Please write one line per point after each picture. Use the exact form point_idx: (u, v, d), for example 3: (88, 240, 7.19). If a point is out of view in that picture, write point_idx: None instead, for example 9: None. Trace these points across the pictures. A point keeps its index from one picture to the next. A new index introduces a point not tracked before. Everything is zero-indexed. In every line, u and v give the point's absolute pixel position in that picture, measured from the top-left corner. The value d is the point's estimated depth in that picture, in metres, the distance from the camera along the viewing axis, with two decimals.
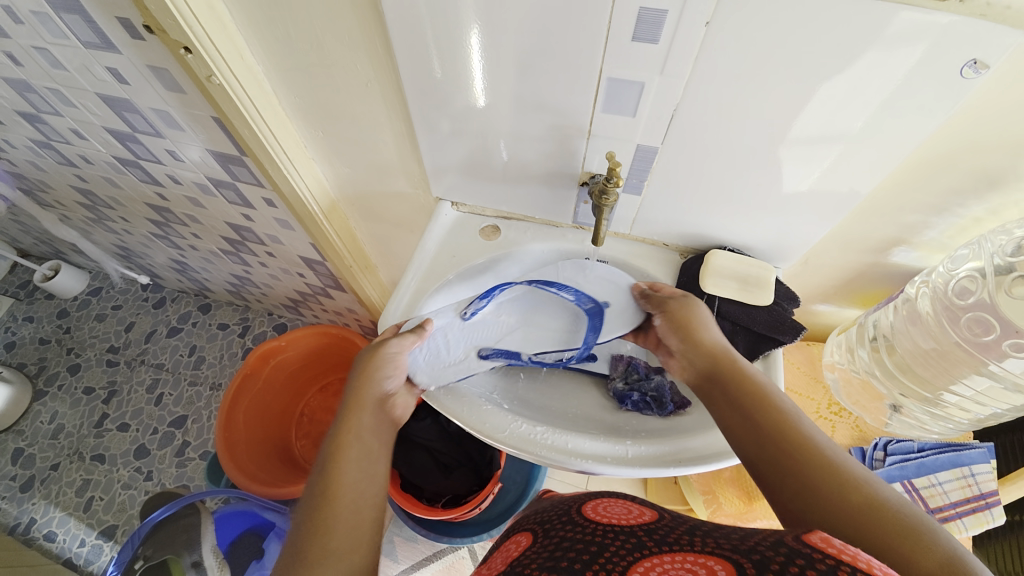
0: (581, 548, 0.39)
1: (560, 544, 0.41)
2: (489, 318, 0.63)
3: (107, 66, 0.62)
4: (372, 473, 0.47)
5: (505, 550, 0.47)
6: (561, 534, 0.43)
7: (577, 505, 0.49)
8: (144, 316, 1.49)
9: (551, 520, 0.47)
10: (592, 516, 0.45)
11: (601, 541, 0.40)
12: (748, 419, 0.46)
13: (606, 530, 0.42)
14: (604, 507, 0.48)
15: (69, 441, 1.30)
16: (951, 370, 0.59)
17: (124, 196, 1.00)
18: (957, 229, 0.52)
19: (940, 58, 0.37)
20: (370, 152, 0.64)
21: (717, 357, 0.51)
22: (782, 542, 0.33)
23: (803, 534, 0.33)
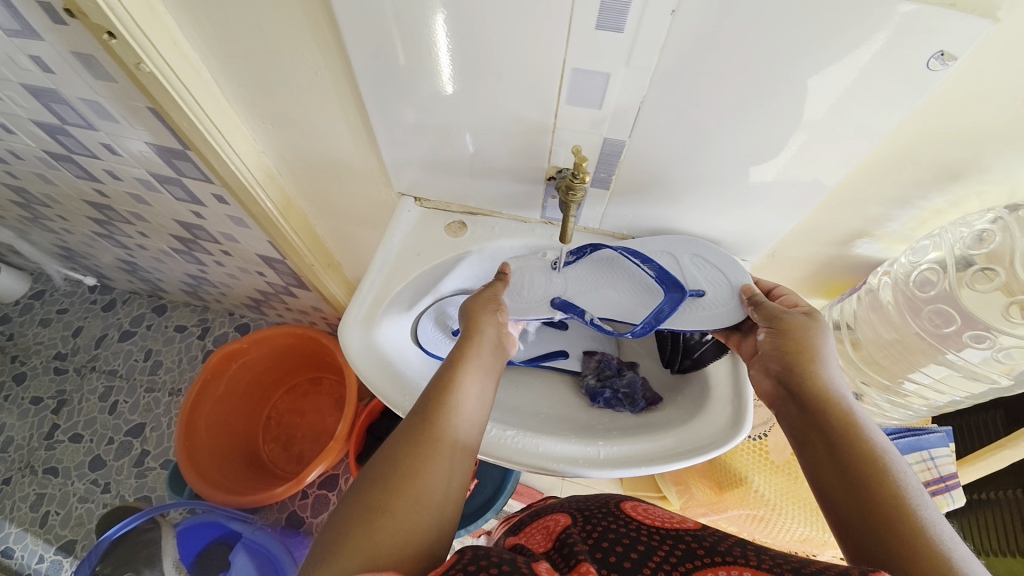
0: (629, 545, 0.40)
1: (606, 536, 0.41)
2: (579, 276, 0.63)
3: (27, 53, 0.56)
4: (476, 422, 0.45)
5: (543, 526, 0.47)
6: (604, 526, 0.43)
7: (616, 499, 0.49)
8: (94, 320, 1.40)
9: (591, 509, 0.47)
10: (636, 515, 0.45)
11: (648, 542, 0.40)
12: (845, 472, 0.40)
13: (651, 531, 0.42)
14: (643, 508, 0.47)
15: (17, 455, 1.22)
16: (910, 359, 0.61)
17: (60, 193, 0.92)
18: (918, 221, 0.53)
19: (900, 50, 0.36)
20: (325, 145, 0.60)
21: (820, 396, 0.44)
22: (846, 570, 0.32)
23: (871, 568, 0.31)
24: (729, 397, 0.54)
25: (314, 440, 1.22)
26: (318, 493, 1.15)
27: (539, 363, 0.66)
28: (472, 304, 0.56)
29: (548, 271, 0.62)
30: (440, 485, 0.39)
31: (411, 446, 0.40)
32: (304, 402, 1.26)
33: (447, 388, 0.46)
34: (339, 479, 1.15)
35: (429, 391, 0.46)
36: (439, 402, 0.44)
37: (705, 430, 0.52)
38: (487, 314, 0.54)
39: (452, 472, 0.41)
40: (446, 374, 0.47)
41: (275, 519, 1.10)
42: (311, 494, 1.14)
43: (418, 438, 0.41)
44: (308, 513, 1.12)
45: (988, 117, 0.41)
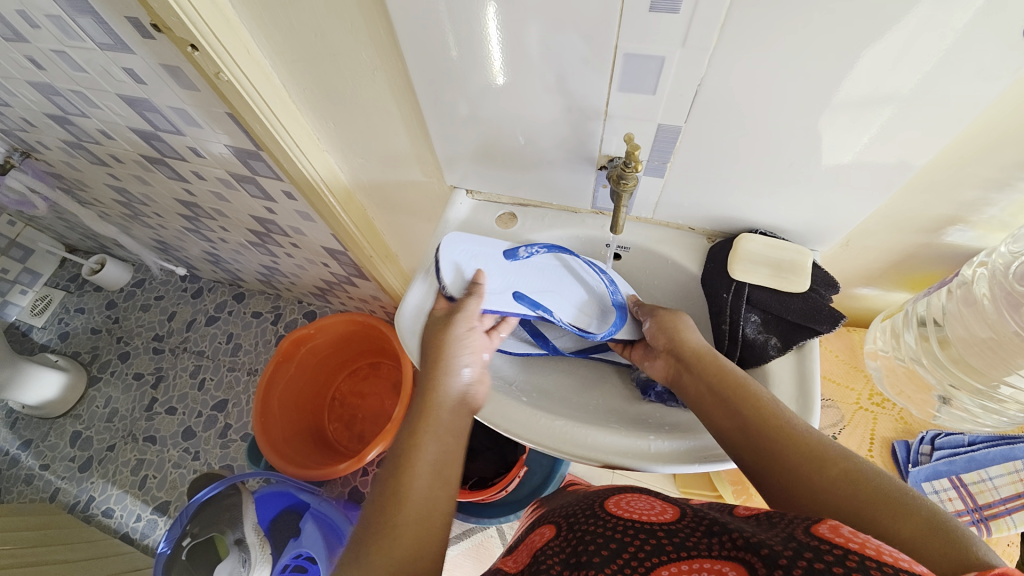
0: (602, 543, 0.39)
1: (582, 538, 0.41)
2: (539, 269, 0.61)
3: (124, 67, 0.63)
4: (426, 522, 0.45)
5: (530, 542, 0.47)
6: (583, 528, 0.42)
7: (600, 499, 0.48)
8: (184, 305, 1.56)
9: (576, 513, 0.46)
10: (614, 510, 0.44)
11: (622, 538, 0.39)
12: (736, 422, 0.46)
13: (625, 526, 0.41)
14: (627, 502, 0.46)
15: (122, 424, 1.39)
16: (1008, 361, 0.52)
17: (154, 192, 1.03)
18: (1020, 206, 0.47)
19: (993, 13, 0.33)
20: (382, 142, 0.63)
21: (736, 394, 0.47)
22: (790, 534, 0.32)
23: (813, 525, 0.32)
24: (793, 405, 0.51)
25: (374, 421, 1.29)
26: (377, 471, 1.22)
27: (588, 355, 0.64)
28: (423, 372, 0.54)
29: (502, 261, 0.60)
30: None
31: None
32: (364, 385, 1.33)
33: (396, 497, 0.46)
34: None
35: (379, 504, 0.46)
36: (386, 517, 0.44)
37: None
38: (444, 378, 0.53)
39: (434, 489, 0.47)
40: (393, 481, 0.47)
41: (339, 492, 1.19)
42: (371, 471, 1.22)
43: (365, 563, 0.42)
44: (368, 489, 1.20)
45: None
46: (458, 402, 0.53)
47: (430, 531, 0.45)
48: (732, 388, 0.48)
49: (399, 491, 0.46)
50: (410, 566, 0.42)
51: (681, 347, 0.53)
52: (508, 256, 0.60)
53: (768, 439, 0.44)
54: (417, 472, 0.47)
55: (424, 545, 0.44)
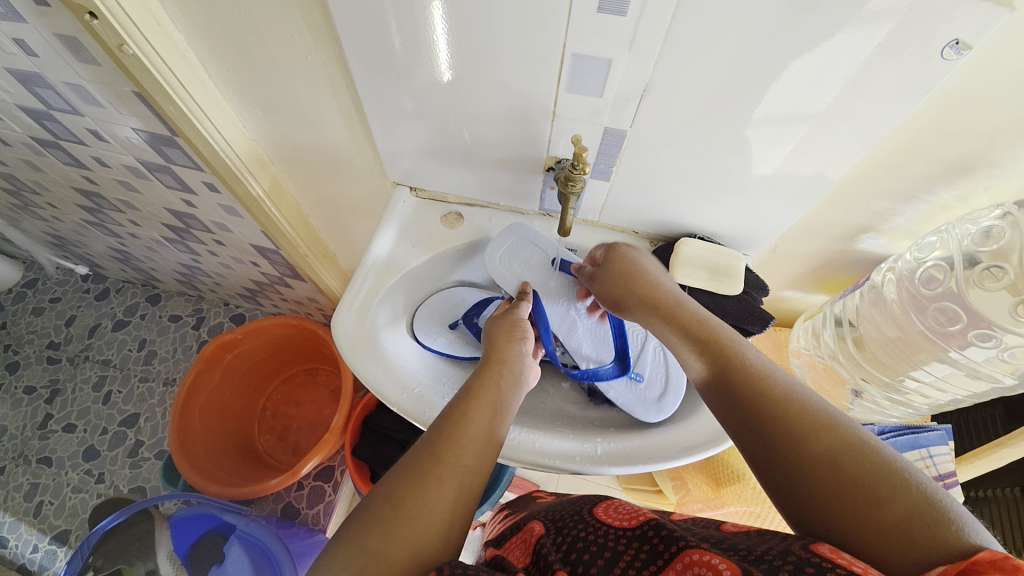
0: (595, 552, 0.39)
1: (574, 545, 0.41)
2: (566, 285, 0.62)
3: (11, 37, 0.54)
4: (489, 448, 0.42)
5: (521, 539, 0.46)
6: (574, 534, 0.42)
7: (589, 506, 0.47)
8: (87, 309, 1.38)
9: (564, 518, 0.46)
10: (602, 517, 0.44)
11: (613, 546, 0.39)
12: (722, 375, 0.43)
13: (613, 533, 0.41)
14: (615, 508, 0.45)
15: (11, 445, 1.21)
16: (912, 356, 0.58)
17: (47, 179, 0.90)
18: (923, 216, 0.52)
19: (898, 44, 0.36)
20: (318, 133, 0.58)
21: (739, 371, 0.43)
22: (787, 548, 0.32)
23: (812, 543, 0.33)
24: None
25: (310, 431, 1.21)
26: (314, 484, 1.15)
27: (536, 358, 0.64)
28: (500, 329, 0.54)
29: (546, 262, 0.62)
30: (447, 511, 0.37)
31: (419, 473, 0.39)
32: (300, 393, 1.25)
33: (466, 412, 0.44)
34: (335, 470, 1.16)
35: (445, 416, 0.44)
36: (452, 430, 0.42)
37: (701, 428, 0.52)
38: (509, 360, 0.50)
39: (478, 460, 0.41)
40: (465, 400, 0.45)
41: (270, 510, 1.11)
42: (308, 485, 1.15)
43: (433, 461, 0.39)
44: (304, 505, 1.13)
45: (999, 106, 0.40)
46: (515, 382, 0.49)
47: (492, 455, 0.42)
48: (731, 363, 0.43)
49: (468, 410, 0.44)
50: (472, 477, 0.40)
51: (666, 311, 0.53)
52: (562, 264, 0.61)
53: (760, 396, 0.40)
54: (490, 402, 0.46)
55: (474, 478, 0.40)
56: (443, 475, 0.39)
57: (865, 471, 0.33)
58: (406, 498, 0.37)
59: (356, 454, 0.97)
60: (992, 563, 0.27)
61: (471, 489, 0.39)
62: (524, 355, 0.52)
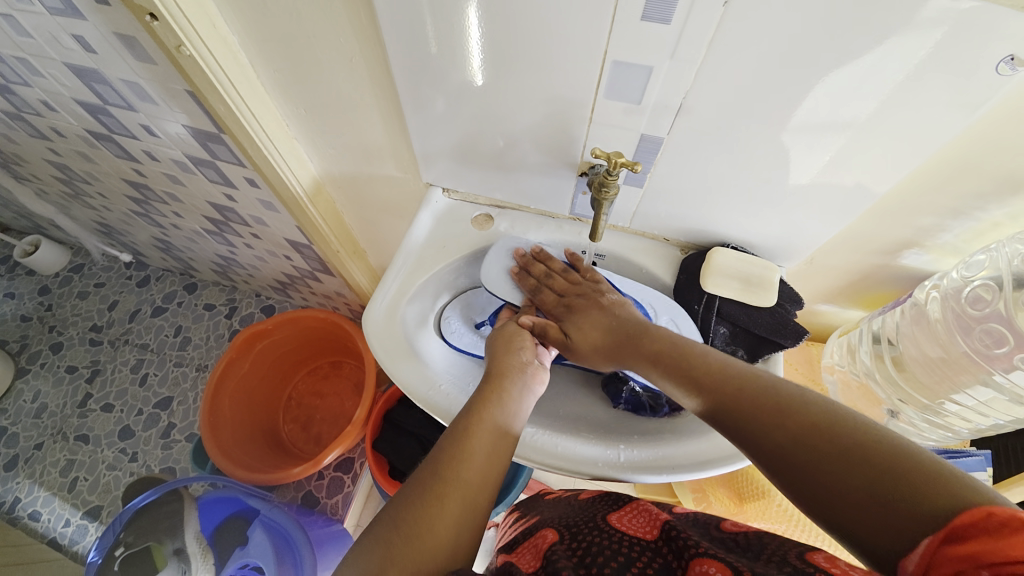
0: (611, 556, 0.40)
1: (589, 549, 0.41)
2: None
3: (74, 34, 0.57)
4: (493, 470, 0.44)
5: (532, 544, 0.47)
6: (588, 538, 0.43)
7: (602, 511, 0.49)
8: (128, 295, 1.45)
9: (578, 524, 0.47)
10: (616, 524, 0.45)
11: (629, 553, 0.40)
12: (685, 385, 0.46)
13: (631, 542, 0.42)
14: (628, 517, 0.46)
15: (52, 421, 1.27)
16: (954, 378, 0.55)
17: (100, 171, 0.95)
18: (973, 233, 0.50)
19: (956, 55, 0.35)
20: (357, 133, 0.60)
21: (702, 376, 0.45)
22: (784, 560, 0.33)
23: (809, 553, 0.33)
24: None
25: (332, 423, 1.24)
26: (334, 474, 1.18)
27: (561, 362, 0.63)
28: (502, 342, 0.55)
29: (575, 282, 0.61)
30: (454, 533, 0.39)
31: (427, 496, 0.40)
32: (324, 386, 1.28)
33: (469, 429, 0.45)
34: (354, 462, 1.18)
35: (451, 432, 0.46)
36: (456, 451, 0.43)
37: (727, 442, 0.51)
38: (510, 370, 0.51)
39: (483, 481, 0.43)
40: (468, 418, 0.46)
41: (292, 497, 1.14)
42: (328, 475, 1.18)
43: (436, 479, 0.41)
44: (323, 494, 1.15)
45: None
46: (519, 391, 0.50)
47: (496, 479, 0.44)
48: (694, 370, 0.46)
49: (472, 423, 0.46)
50: (476, 501, 0.42)
51: (637, 326, 0.53)
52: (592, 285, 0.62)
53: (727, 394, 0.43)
54: (494, 415, 0.47)
55: (479, 500, 0.42)
56: (448, 499, 0.40)
57: (835, 438, 0.35)
58: (412, 519, 0.39)
59: (376, 448, 0.99)
60: (977, 524, 0.27)
61: (477, 510, 0.41)
62: (527, 368, 0.52)
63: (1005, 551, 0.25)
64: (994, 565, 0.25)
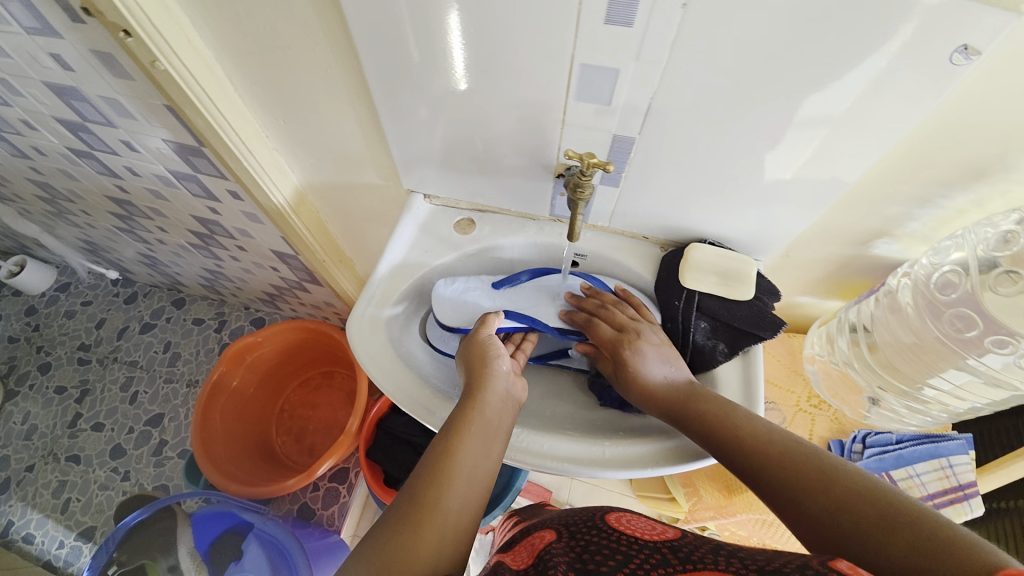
0: (609, 554, 0.40)
1: (587, 547, 0.42)
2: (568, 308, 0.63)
3: (49, 52, 0.57)
4: (473, 496, 0.43)
5: (529, 543, 0.47)
6: (587, 538, 0.43)
7: (601, 512, 0.49)
8: (116, 312, 1.44)
9: (577, 524, 0.47)
10: (616, 525, 0.46)
11: (627, 551, 0.40)
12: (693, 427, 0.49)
13: (631, 541, 0.42)
14: (628, 519, 0.47)
15: (42, 442, 1.26)
16: (929, 364, 0.57)
17: (83, 189, 0.95)
18: (939, 221, 0.51)
19: (907, 49, 0.36)
20: (336, 142, 0.60)
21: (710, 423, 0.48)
22: (805, 562, 0.34)
23: (830, 560, 0.33)
24: None
25: (325, 433, 1.24)
26: (329, 485, 1.17)
27: (546, 360, 0.65)
28: (473, 351, 0.54)
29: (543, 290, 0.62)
30: (434, 566, 0.38)
31: (405, 529, 0.40)
32: (316, 396, 1.28)
33: (449, 450, 0.45)
34: (350, 472, 1.18)
35: (432, 454, 0.45)
36: (434, 479, 0.43)
37: None
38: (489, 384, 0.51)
39: (466, 504, 0.43)
40: (445, 443, 0.45)
41: (288, 510, 1.13)
42: (323, 486, 1.17)
43: (418, 506, 0.41)
44: (320, 506, 1.15)
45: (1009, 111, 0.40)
46: (498, 404, 0.50)
47: (476, 505, 0.44)
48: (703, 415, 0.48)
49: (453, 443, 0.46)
50: (456, 530, 0.41)
51: (688, 386, 0.51)
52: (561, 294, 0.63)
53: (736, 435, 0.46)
54: (474, 433, 0.47)
55: (465, 522, 0.42)
56: (426, 531, 0.40)
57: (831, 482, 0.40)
58: (397, 550, 0.38)
59: (370, 457, 0.99)
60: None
61: (464, 532, 0.41)
62: (504, 383, 0.52)
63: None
64: None
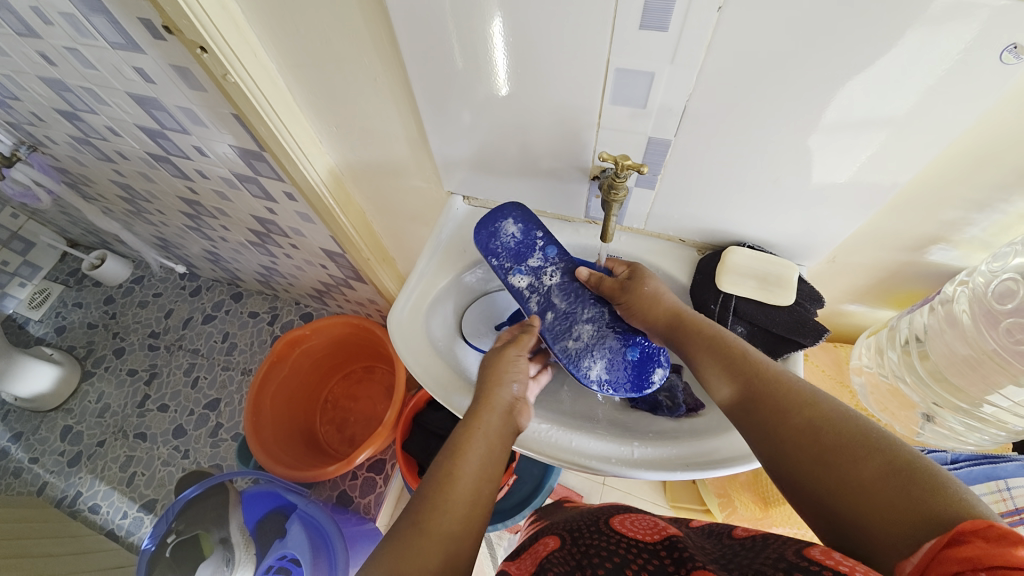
0: (607, 556, 0.42)
1: (587, 551, 0.43)
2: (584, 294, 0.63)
3: (134, 66, 0.64)
4: (477, 509, 0.44)
5: (533, 551, 0.48)
6: (588, 542, 0.45)
7: (605, 516, 0.51)
8: (182, 303, 1.56)
9: (580, 529, 0.49)
10: (618, 528, 0.47)
11: (624, 553, 0.42)
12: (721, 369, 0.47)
13: (630, 543, 0.43)
14: (631, 520, 0.48)
15: (114, 420, 1.39)
16: (987, 378, 0.54)
17: (158, 190, 1.05)
18: (1001, 227, 0.48)
19: (956, 46, 0.34)
20: (382, 145, 0.64)
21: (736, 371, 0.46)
22: (781, 556, 0.34)
23: (805, 548, 0.34)
24: None
25: (365, 424, 1.29)
26: (367, 475, 1.22)
27: None
28: (488, 369, 0.54)
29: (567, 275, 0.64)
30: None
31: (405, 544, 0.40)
32: (358, 389, 1.34)
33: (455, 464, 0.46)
34: (387, 463, 1.23)
35: (438, 468, 0.46)
36: (438, 496, 0.43)
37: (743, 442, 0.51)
38: (498, 399, 0.51)
39: (473, 512, 0.44)
40: (445, 462, 0.46)
41: (328, 495, 1.19)
42: (361, 475, 1.22)
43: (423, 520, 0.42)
44: (357, 494, 1.20)
45: None
46: (505, 418, 0.51)
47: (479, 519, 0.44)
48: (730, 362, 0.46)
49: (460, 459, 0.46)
50: (459, 541, 0.42)
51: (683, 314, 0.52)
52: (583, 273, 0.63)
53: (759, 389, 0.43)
54: (482, 447, 0.47)
55: (472, 528, 0.43)
56: (427, 543, 0.40)
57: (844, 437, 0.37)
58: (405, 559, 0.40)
59: (406, 449, 1.03)
60: (977, 532, 0.28)
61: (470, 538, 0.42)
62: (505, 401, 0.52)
63: (1005, 555, 0.26)
64: (991, 567, 0.26)
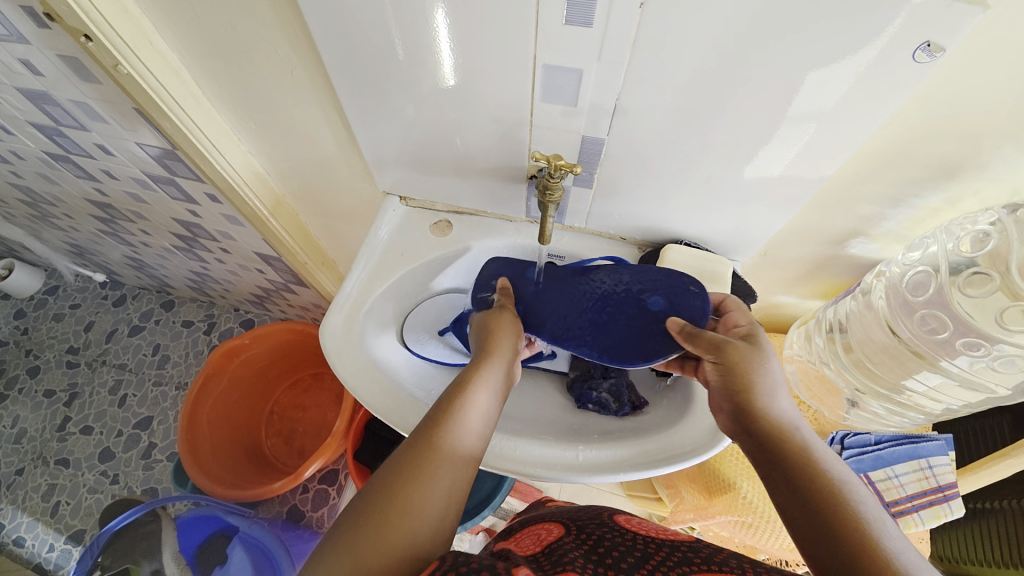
0: (627, 551, 0.41)
1: (603, 542, 0.42)
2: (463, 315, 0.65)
3: (18, 57, 0.57)
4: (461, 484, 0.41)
5: (532, 533, 0.49)
6: (600, 535, 0.44)
7: (608, 512, 0.50)
8: (104, 315, 1.43)
9: (583, 520, 0.48)
10: (630, 527, 0.46)
11: (646, 549, 0.41)
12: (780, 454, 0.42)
13: (648, 539, 0.43)
14: (636, 522, 0.48)
15: (31, 446, 1.26)
16: (904, 366, 0.58)
17: (63, 193, 0.94)
18: (914, 220, 0.51)
19: (868, 47, 0.35)
20: (307, 143, 0.60)
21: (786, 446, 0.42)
22: None
23: None
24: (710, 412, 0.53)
25: (315, 435, 1.24)
26: (318, 487, 1.17)
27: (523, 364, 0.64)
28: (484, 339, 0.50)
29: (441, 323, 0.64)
30: (418, 546, 0.36)
31: (399, 495, 0.38)
32: (306, 398, 1.27)
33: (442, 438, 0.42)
34: (339, 474, 1.18)
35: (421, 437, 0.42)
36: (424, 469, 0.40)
37: (687, 437, 0.52)
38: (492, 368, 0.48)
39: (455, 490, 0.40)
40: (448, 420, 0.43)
41: (277, 512, 1.13)
42: (312, 488, 1.17)
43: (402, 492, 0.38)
44: (309, 508, 1.14)
45: (981, 108, 0.39)
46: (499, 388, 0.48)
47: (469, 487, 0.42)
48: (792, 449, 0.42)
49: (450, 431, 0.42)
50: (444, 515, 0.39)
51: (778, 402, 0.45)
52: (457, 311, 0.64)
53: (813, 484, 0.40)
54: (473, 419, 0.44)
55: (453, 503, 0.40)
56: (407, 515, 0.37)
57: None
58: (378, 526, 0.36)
59: (358, 458, 0.99)
60: None
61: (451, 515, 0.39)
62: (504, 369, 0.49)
63: None
64: None
